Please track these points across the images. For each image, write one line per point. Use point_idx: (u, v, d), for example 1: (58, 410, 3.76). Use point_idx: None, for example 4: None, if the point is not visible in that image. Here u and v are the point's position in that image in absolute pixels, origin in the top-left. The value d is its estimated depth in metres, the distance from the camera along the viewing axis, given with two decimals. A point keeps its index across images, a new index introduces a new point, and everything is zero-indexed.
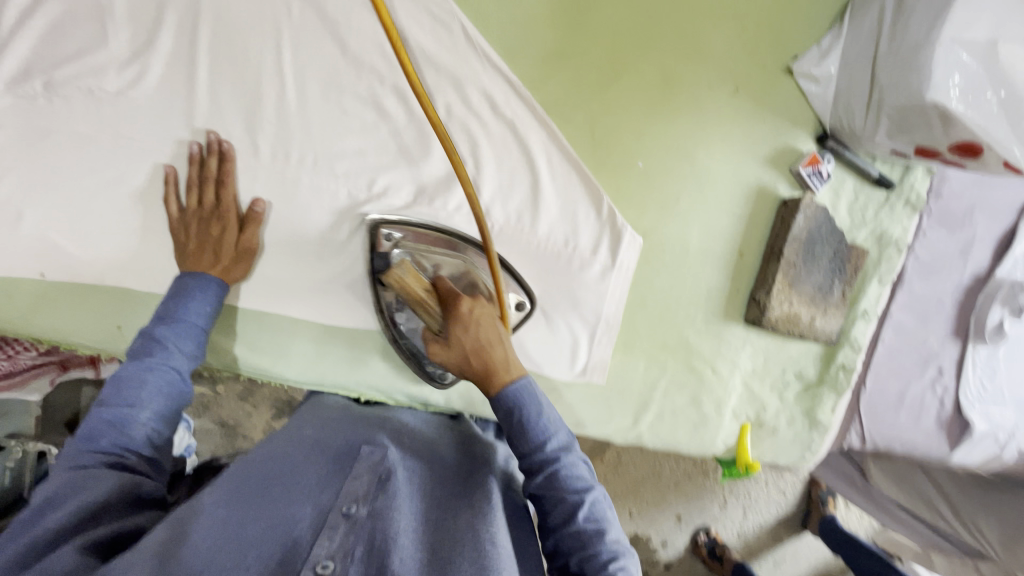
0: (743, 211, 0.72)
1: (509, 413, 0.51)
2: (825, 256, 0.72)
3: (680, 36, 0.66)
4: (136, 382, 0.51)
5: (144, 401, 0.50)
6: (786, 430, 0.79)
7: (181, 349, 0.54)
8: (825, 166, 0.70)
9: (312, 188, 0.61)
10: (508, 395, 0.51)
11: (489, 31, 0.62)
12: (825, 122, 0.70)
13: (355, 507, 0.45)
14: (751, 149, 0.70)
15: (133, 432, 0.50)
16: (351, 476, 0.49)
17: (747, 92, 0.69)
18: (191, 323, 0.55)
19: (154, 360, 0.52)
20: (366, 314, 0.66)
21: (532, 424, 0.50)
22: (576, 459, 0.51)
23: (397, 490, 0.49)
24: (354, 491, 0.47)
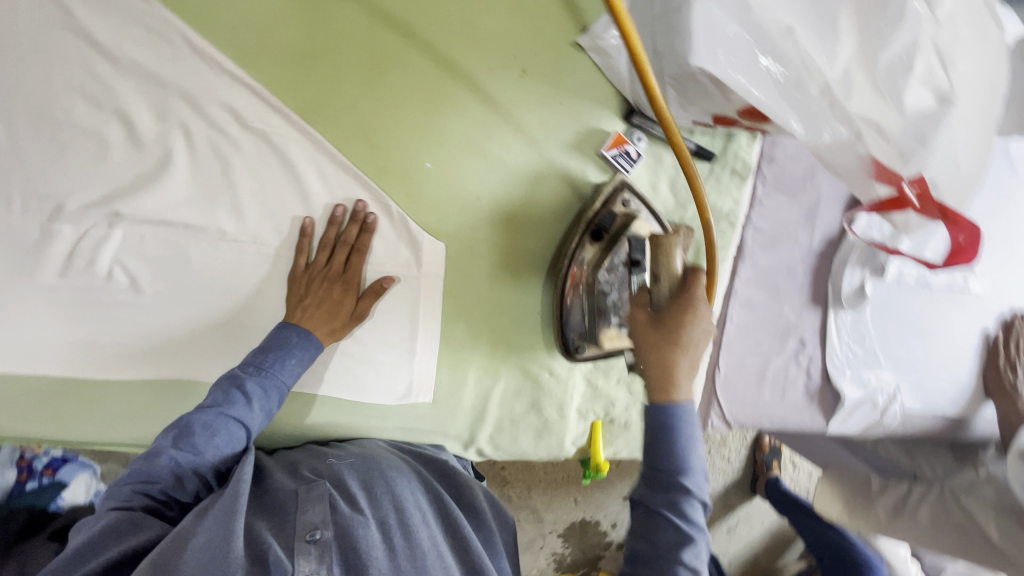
0: (554, 203, 0.66)
1: (669, 431, 0.47)
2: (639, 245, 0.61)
3: (449, 20, 0.60)
4: (207, 432, 0.51)
5: (205, 448, 0.51)
6: (639, 424, 0.75)
7: (258, 406, 0.55)
8: (632, 145, 0.65)
9: (48, 234, 0.56)
10: (672, 410, 0.47)
11: (218, 37, 0.55)
12: (628, 97, 0.65)
13: (319, 532, 0.47)
14: (551, 136, 0.65)
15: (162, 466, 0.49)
16: (302, 508, 0.50)
17: (536, 75, 0.63)
18: (279, 380, 0.56)
19: (231, 411, 0.53)
20: (139, 362, 0.60)
21: (685, 447, 0.47)
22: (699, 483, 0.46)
23: (349, 509, 0.51)
24: (312, 519, 0.49)
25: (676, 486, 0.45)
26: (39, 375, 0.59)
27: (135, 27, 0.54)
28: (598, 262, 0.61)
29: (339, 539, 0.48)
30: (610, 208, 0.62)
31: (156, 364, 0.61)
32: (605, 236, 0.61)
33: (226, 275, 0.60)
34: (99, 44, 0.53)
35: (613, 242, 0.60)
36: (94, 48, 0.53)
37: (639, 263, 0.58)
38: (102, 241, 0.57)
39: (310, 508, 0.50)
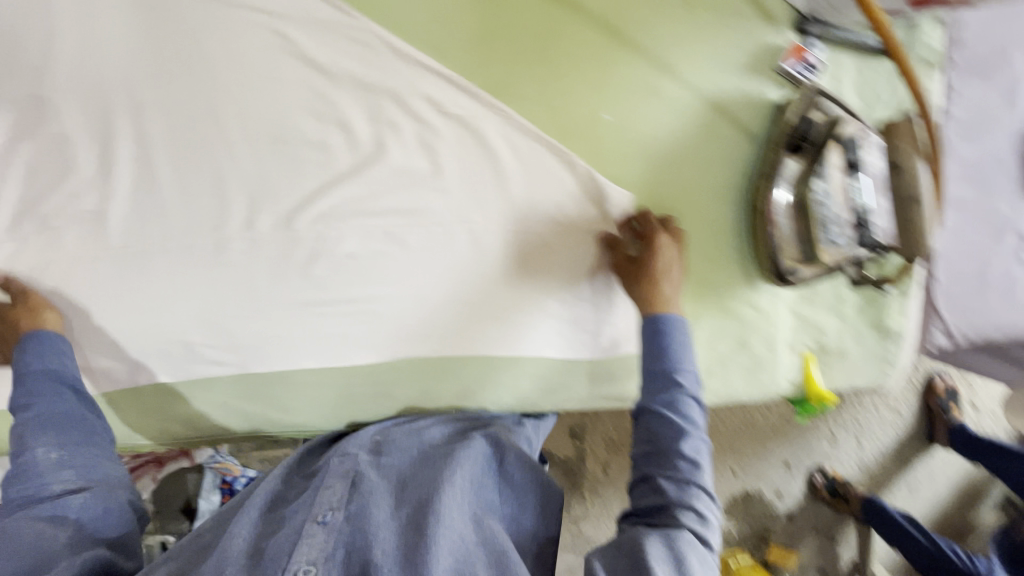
0: (737, 129, 0.65)
1: (655, 339, 0.58)
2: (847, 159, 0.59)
3: None
4: (24, 469, 0.54)
5: (47, 468, 0.55)
6: (854, 349, 0.72)
7: (64, 395, 0.59)
8: (813, 55, 0.63)
9: (292, 241, 0.62)
10: (660, 321, 0.59)
11: (412, 35, 0.61)
12: (800, 7, 0.64)
13: (331, 514, 0.53)
14: (725, 63, 0.64)
15: (46, 487, 0.54)
16: (326, 484, 0.56)
17: (701, 5, 0.63)
18: (49, 346, 0.59)
19: (39, 410, 0.57)
20: (381, 345, 0.67)
21: (667, 348, 0.57)
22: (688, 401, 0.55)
23: (368, 487, 0.56)
24: (330, 499, 0.54)
25: (674, 383, 0.56)
26: (298, 362, 0.66)
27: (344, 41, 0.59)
28: (811, 172, 0.59)
29: (349, 520, 0.53)
30: (807, 115, 0.60)
31: (396, 343, 0.67)
32: (809, 147, 0.60)
33: (442, 254, 0.65)
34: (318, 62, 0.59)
35: (819, 150, 0.59)
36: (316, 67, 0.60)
37: (856, 165, 0.59)
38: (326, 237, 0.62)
39: (332, 484, 0.56)
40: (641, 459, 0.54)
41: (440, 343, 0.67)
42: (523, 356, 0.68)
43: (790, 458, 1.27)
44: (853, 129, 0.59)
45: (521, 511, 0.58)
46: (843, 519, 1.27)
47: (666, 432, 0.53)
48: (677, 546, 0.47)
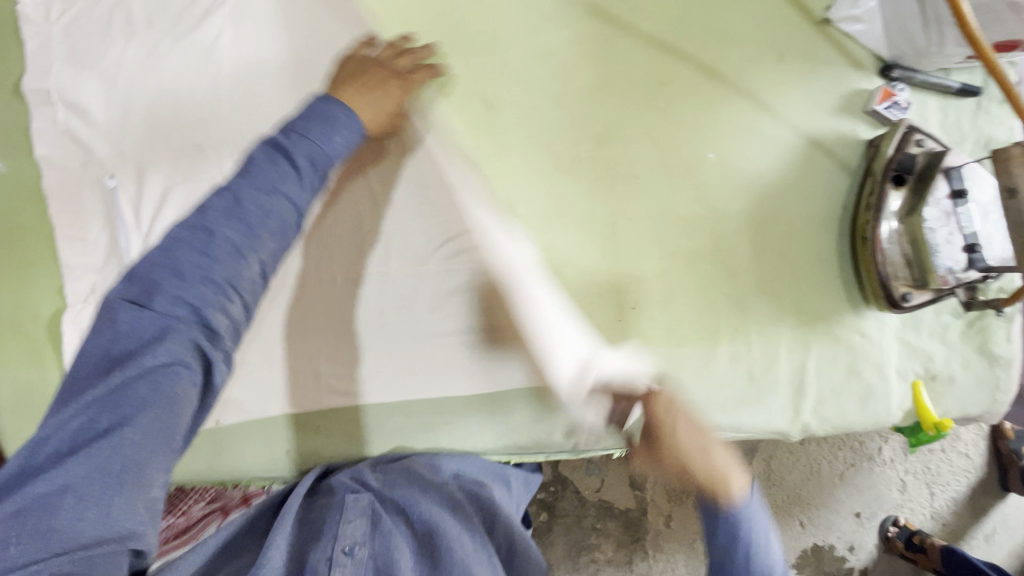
0: (831, 165, 0.69)
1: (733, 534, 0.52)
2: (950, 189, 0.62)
3: (710, 28, 0.68)
4: (210, 264, 0.41)
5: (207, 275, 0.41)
6: (964, 376, 0.71)
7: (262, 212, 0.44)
8: (901, 95, 0.68)
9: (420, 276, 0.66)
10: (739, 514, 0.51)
11: (532, 87, 0.67)
12: (884, 55, 0.69)
13: (357, 547, 0.55)
14: (816, 105, 0.69)
15: (213, 289, 0.41)
16: (346, 518, 0.58)
17: (792, 55, 0.69)
18: (333, 149, 0.49)
19: (248, 218, 0.43)
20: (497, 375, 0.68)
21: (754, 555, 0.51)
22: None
23: (387, 525, 0.59)
24: (354, 532, 0.57)
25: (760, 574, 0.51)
26: (418, 391, 0.67)
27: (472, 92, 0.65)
28: (918, 202, 0.62)
29: (374, 554, 0.56)
30: (905, 149, 0.64)
31: (509, 374, 0.68)
32: (909, 178, 0.64)
33: (558, 286, 0.68)
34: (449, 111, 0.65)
35: (923, 181, 0.63)
36: (450, 117, 0.66)
37: (963, 193, 0.61)
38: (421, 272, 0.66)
39: (354, 518, 0.58)
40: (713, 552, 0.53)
41: (554, 372, 0.68)
42: None
43: (862, 509, 1.21)
44: (955, 159, 0.62)
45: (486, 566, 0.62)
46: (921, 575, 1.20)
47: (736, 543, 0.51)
48: None
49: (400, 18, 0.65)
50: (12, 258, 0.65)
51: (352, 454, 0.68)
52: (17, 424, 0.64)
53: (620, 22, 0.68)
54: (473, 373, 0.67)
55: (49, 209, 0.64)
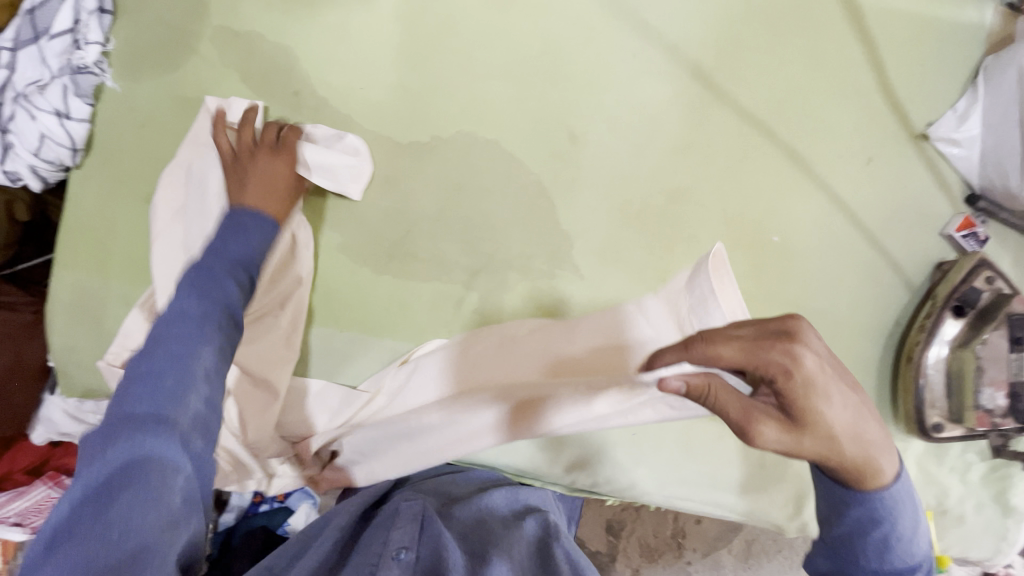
0: (895, 278, 0.69)
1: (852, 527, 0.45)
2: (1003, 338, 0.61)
3: (804, 116, 0.69)
4: None
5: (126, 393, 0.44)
6: (974, 519, 0.70)
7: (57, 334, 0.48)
8: (981, 227, 0.68)
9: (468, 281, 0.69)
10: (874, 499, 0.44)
11: (618, 132, 0.69)
12: (973, 183, 0.68)
13: (404, 551, 0.50)
14: (893, 216, 0.69)
15: None
16: (397, 528, 0.54)
17: (882, 161, 0.69)
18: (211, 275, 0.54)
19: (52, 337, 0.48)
20: None
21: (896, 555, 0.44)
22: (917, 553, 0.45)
23: (439, 529, 0.54)
24: (400, 538, 0.52)
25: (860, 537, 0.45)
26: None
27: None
28: (973, 338, 0.62)
29: (419, 559, 0.50)
30: (972, 283, 0.64)
31: None
32: (973, 313, 0.63)
33: None
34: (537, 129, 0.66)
35: (984, 319, 0.62)
36: (534, 142, 0.69)
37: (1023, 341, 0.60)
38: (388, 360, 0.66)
39: (402, 526, 0.54)
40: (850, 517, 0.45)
41: None
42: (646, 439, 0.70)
43: None
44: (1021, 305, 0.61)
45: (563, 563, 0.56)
46: None
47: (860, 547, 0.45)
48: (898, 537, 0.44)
49: (510, 38, 0.68)
50: (102, 173, 0.69)
51: None
52: (73, 328, 0.69)
53: (722, 86, 0.68)
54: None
55: (155, 141, 0.69)
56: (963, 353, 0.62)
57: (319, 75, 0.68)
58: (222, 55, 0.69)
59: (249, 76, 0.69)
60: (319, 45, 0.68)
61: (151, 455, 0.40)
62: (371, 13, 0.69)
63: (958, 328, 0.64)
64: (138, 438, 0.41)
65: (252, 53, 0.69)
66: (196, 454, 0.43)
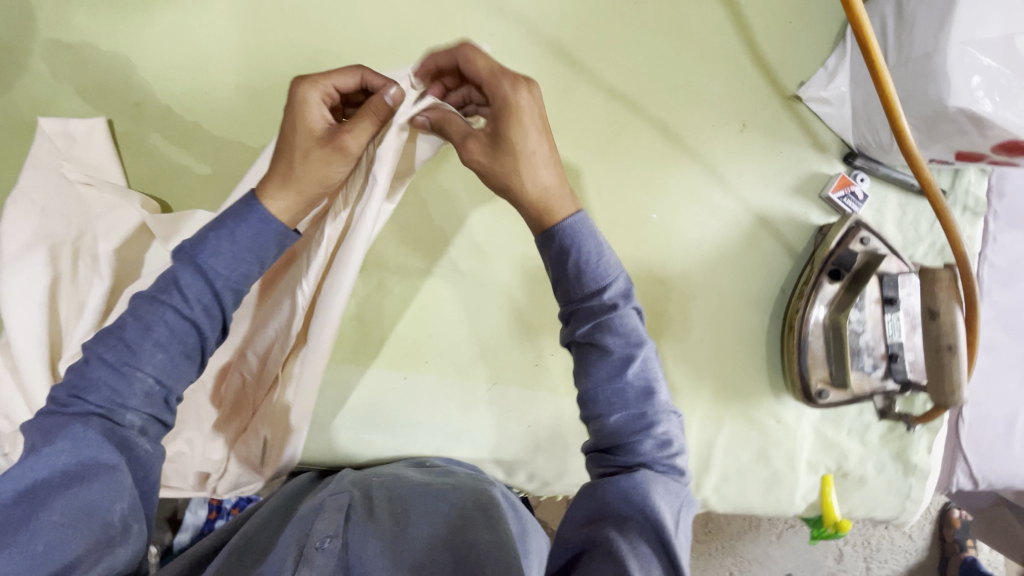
0: (779, 245, 0.68)
1: (553, 257, 0.46)
2: (876, 299, 0.61)
3: (673, 87, 0.66)
4: (145, 325, 0.42)
5: (149, 354, 0.42)
6: (875, 479, 0.70)
7: (175, 331, 0.43)
8: (858, 186, 0.66)
9: None
10: (553, 230, 0.46)
11: None
12: (849, 141, 0.67)
13: (328, 541, 0.51)
14: (771, 181, 0.67)
15: (135, 384, 0.41)
16: (318, 517, 0.54)
17: (756, 126, 0.67)
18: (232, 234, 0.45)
19: (152, 323, 0.42)
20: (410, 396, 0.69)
21: (584, 268, 0.45)
22: (631, 312, 0.45)
23: (358, 521, 0.54)
24: (324, 528, 0.53)
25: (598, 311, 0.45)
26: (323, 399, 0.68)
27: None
28: (848, 301, 0.61)
29: (345, 548, 0.52)
30: (847, 246, 0.62)
31: (420, 398, 0.69)
32: (847, 276, 0.62)
33: (480, 318, 0.68)
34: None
35: (857, 282, 0.61)
36: None
37: (893, 301, 0.60)
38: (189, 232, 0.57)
39: (325, 517, 0.54)
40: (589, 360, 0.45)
41: (459, 406, 0.69)
42: (541, 430, 0.69)
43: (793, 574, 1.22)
44: (893, 264, 0.61)
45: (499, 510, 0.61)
46: None
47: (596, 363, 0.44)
48: (650, 384, 0.44)
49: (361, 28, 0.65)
50: None
51: None
52: None
53: (587, 62, 0.66)
54: (383, 393, 0.68)
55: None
56: (837, 318, 0.62)
57: (162, 85, 0.65)
58: (54, 70, 0.65)
59: (85, 89, 0.65)
60: (157, 52, 0.65)
61: (162, 330, 0.42)
62: (208, 12, 0.65)
63: (834, 292, 0.63)
64: (78, 435, 0.38)
65: (86, 65, 0.65)
66: (122, 507, 0.39)
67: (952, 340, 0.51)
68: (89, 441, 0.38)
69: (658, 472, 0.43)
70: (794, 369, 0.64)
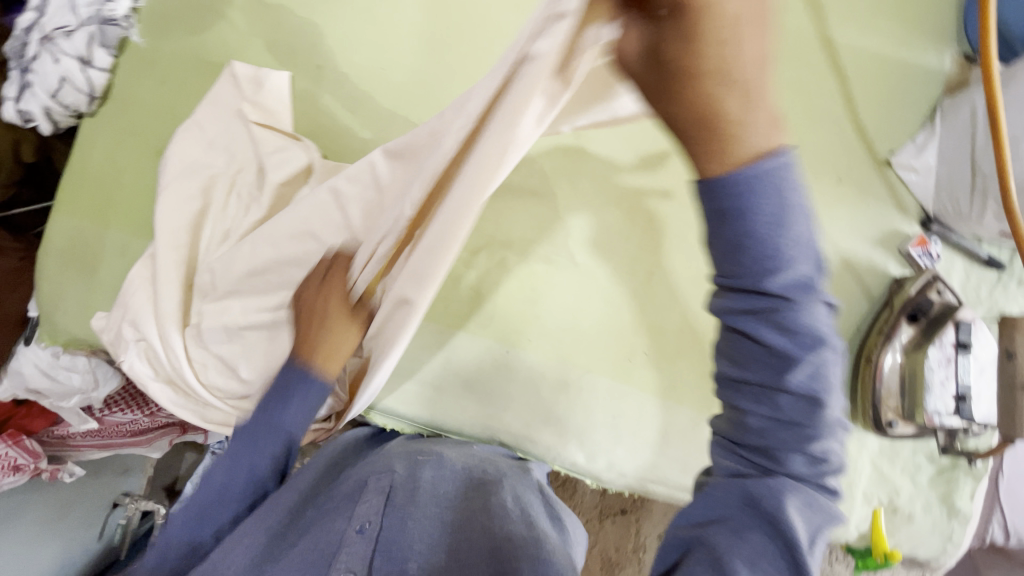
0: (860, 288, 0.76)
1: (713, 213, 0.41)
2: (951, 342, 0.67)
3: (784, 136, 0.76)
4: (252, 439, 0.56)
5: (246, 467, 0.57)
6: (922, 519, 0.75)
7: (291, 413, 0.55)
8: (934, 247, 0.74)
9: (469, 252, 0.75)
10: (712, 187, 0.39)
11: None
12: (928, 207, 0.76)
13: (367, 525, 0.56)
14: (859, 230, 0.76)
15: (258, 458, 0.56)
16: (362, 497, 0.59)
17: (850, 181, 0.76)
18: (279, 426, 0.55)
19: (244, 449, 0.56)
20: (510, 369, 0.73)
21: (739, 246, 0.41)
22: (807, 304, 0.42)
23: (394, 503, 0.59)
24: (366, 510, 0.58)
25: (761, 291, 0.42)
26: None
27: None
28: (925, 341, 0.68)
29: (384, 532, 0.56)
30: (925, 295, 0.71)
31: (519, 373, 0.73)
32: (923, 320, 0.70)
33: (586, 308, 0.74)
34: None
35: (933, 326, 0.69)
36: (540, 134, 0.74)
37: (966, 345, 0.67)
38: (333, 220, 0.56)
39: (367, 498, 0.59)
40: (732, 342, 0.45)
41: (552, 387, 0.73)
42: (625, 422, 0.73)
43: None
44: (967, 314, 0.68)
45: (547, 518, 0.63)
46: None
47: (738, 348, 0.44)
48: (810, 386, 0.42)
49: None
50: (118, 121, 0.71)
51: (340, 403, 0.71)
52: (61, 271, 0.69)
53: None
54: (485, 359, 0.73)
55: (174, 97, 0.71)
56: (913, 355, 0.69)
57: (343, 52, 0.72)
58: (249, 23, 0.72)
59: (273, 44, 0.72)
60: (346, 24, 0.73)
61: (262, 438, 0.56)
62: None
63: (910, 332, 0.70)
64: (238, 456, 0.57)
65: (280, 24, 0.73)
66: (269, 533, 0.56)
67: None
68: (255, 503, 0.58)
69: (807, 488, 0.42)
70: (868, 398, 0.70)
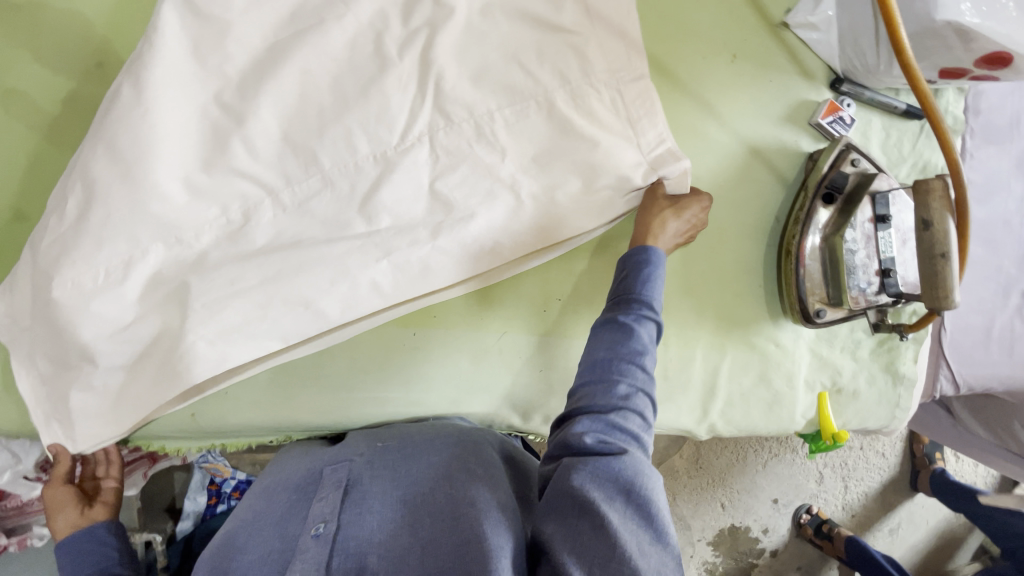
0: (777, 173, 0.69)
1: (606, 406, 0.53)
2: (866, 221, 0.62)
3: (665, 21, 0.66)
4: (229, 559, 0.55)
5: (246, 550, 0.56)
6: (868, 392, 0.74)
7: (300, 515, 0.58)
8: (846, 111, 0.68)
9: None
10: (621, 460, 0.49)
11: None
12: (835, 66, 0.68)
13: (323, 527, 0.54)
14: (764, 109, 0.68)
15: (240, 553, 0.55)
16: (321, 497, 0.59)
17: (746, 56, 0.67)
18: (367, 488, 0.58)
19: (235, 544, 0.57)
20: (426, 352, 0.68)
21: (651, 524, 0.47)
22: (641, 471, 0.49)
23: (357, 496, 0.58)
24: (323, 513, 0.56)
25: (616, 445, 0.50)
26: (335, 361, 0.67)
27: (416, 46, 0.59)
28: (844, 222, 0.63)
29: (341, 530, 0.54)
30: (839, 168, 0.64)
31: (441, 354, 0.68)
32: (841, 197, 0.64)
33: None
34: (380, 61, 0.59)
35: (851, 203, 0.63)
36: None
37: (886, 218, 0.62)
38: (339, 280, 0.60)
39: (325, 499, 0.58)
40: (597, 420, 0.52)
41: (470, 359, 0.69)
42: (553, 373, 0.70)
43: (779, 497, 1.50)
44: (885, 183, 0.63)
45: (593, 460, 0.49)
46: (822, 558, 1.53)
47: (620, 337, 0.55)
48: (623, 467, 0.49)
49: None
50: None
51: (262, 424, 0.67)
52: None
53: None
54: (391, 345, 0.68)
55: None
56: (830, 241, 0.64)
57: (130, 45, 0.61)
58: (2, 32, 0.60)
59: (41, 51, 0.60)
60: (123, 8, 0.61)
61: (260, 537, 0.56)
62: None
63: (829, 214, 0.64)
64: (235, 549, 0.56)
65: (39, 24, 0.60)
66: (257, 535, 0.57)
67: (946, 248, 0.54)
68: (266, 515, 0.60)
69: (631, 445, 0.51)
70: (795, 299, 0.66)
